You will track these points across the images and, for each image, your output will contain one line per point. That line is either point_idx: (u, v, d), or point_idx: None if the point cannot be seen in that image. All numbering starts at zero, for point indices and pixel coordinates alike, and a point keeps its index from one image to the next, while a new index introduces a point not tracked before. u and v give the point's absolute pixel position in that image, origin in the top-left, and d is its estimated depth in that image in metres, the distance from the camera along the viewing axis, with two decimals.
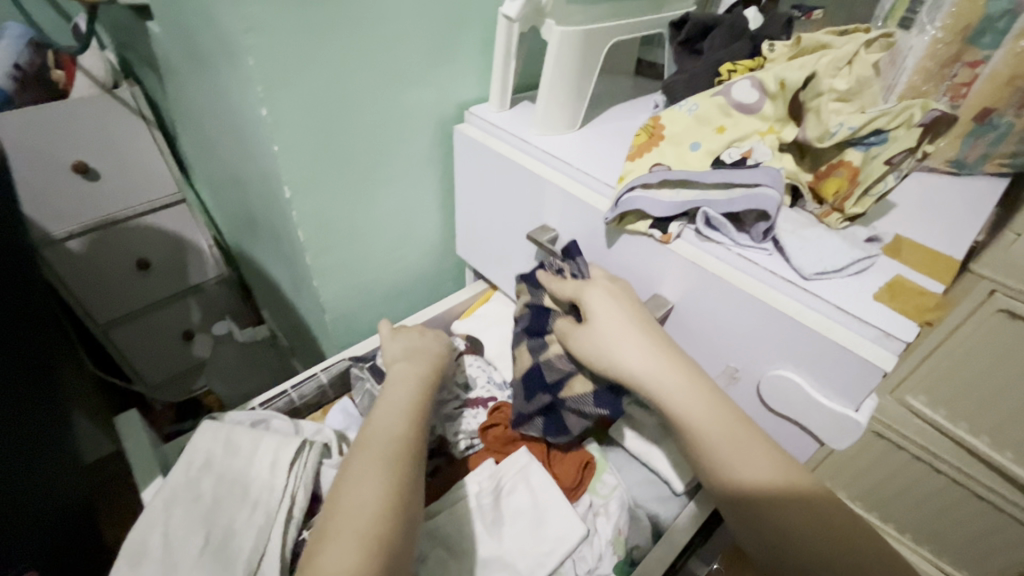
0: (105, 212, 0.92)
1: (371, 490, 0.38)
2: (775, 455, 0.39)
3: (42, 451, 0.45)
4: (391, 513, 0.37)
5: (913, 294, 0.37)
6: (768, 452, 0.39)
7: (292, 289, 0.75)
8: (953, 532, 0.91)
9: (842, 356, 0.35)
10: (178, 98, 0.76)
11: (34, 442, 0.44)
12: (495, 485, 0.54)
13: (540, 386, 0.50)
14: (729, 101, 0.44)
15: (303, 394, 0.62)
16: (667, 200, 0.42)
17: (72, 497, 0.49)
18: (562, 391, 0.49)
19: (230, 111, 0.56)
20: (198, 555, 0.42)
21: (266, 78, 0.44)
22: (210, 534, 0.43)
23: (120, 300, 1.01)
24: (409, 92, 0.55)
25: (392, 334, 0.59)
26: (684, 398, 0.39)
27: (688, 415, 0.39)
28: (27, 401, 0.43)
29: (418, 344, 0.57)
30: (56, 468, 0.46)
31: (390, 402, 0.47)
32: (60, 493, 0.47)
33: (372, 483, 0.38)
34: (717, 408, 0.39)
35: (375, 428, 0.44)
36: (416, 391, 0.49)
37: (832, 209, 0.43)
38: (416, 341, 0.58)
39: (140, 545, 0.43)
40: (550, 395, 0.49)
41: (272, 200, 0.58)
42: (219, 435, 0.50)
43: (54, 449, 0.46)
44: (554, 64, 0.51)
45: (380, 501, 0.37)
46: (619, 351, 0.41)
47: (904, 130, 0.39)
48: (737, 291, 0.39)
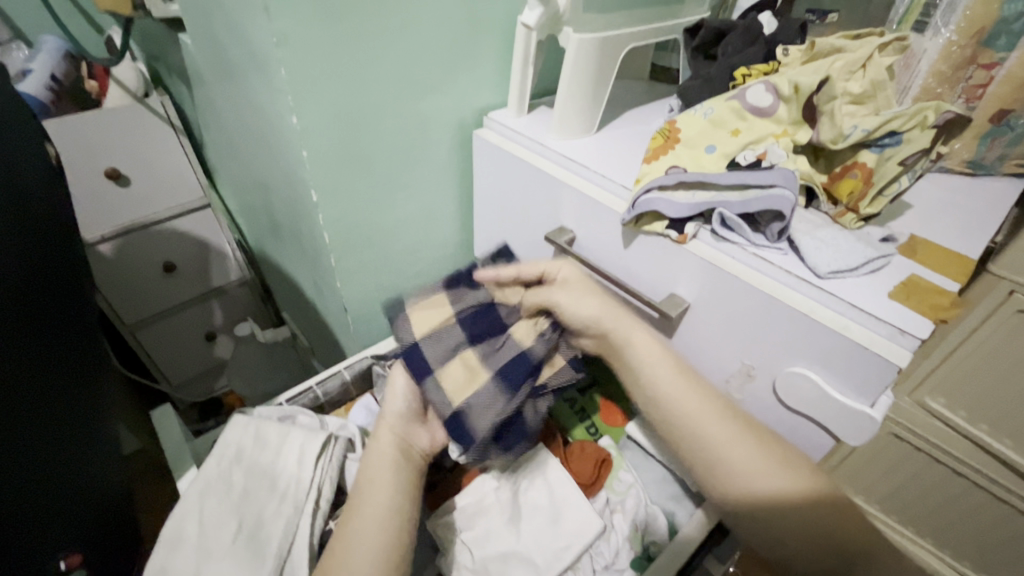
0: (134, 217, 0.96)
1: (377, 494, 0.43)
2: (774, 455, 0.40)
3: (81, 443, 0.47)
4: (390, 526, 0.41)
5: (927, 292, 0.37)
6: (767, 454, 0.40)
7: (315, 292, 0.77)
8: (974, 538, 0.89)
9: (858, 353, 0.36)
10: (205, 106, 0.79)
11: (77, 434, 0.46)
12: (512, 481, 0.55)
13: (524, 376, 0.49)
14: (744, 105, 0.44)
15: (327, 391, 0.63)
16: (682, 201, 0.43)
17: (110, 489, 0.51)
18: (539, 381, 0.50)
19: (257, 118, 0.58)
20: (232, 542, 0.44)
21: (295, 86, 0.46)
22: (242, 522, 0.46)
23: (149, 301, 1.04)
24: (430, 99, 0.57)
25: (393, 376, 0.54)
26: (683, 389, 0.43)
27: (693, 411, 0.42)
28: (65, 395, 0.45)
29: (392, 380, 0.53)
30: (95, 460, 0.48)
31: (377, 455, 0.47)
32: (99, 485, 0.49)
33: (375, 501, 0.43)
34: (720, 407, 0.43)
35: (365, 484, 0.44)
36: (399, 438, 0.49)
37: (846, 210, 0.43)
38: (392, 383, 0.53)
39: (177, 532, 0.45)
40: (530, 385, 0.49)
41: (297, 203, 0.61)
42: (249, 429, 0.52)
43: (94, 440, 0.48)
44: (571, 68, 0.52)
45: (381, 517, 0.42)
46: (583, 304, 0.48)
47: (917, 130, 0.40)
48: (753, 289, 0.40)
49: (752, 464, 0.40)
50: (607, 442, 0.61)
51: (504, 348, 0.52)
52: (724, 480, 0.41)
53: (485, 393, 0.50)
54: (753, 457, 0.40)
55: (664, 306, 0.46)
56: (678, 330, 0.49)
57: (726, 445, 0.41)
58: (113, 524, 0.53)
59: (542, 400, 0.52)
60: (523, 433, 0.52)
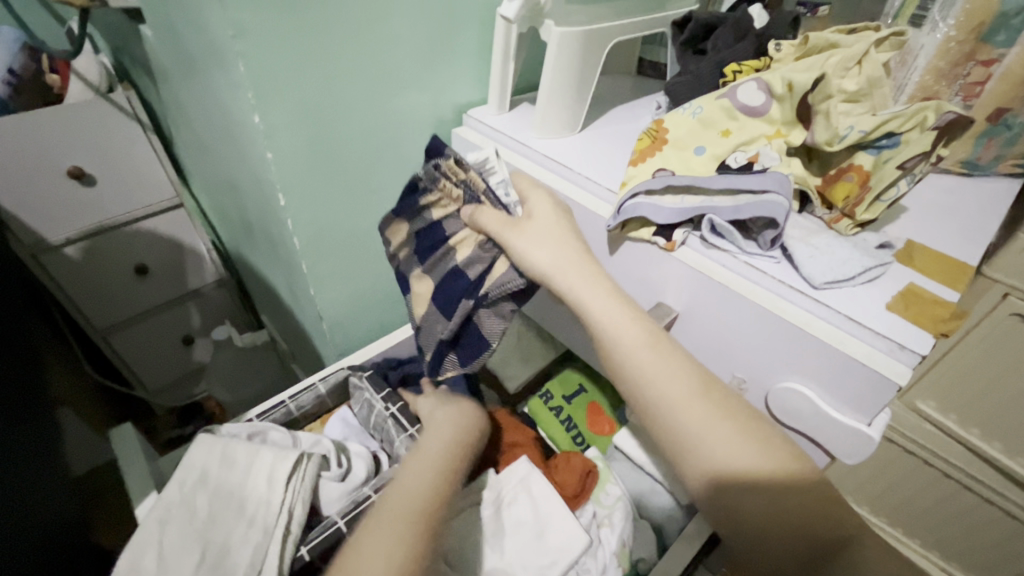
0: (95, 220, 0.91)
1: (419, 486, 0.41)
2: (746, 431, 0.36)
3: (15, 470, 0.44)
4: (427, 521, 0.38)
5: (928, 304, 0.35)
6: (737, 431, 0.36)
7: (290, 296, 0.74)
8: (964, 539, 0.89)
9: (856, 370, 0.34)
10: (171, 101, 0.75)
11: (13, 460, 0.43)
12: (496, 497, 0.53)
13: (461, 293, 0.45)
14: (735, 104, 0.42)
15: (301, 405, 0.60)
16: (671, 206, 0.40)
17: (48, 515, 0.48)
18: (483, 288, 0.45)
19: (222, 117, 0.55)
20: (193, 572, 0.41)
21: (256, 83, 0.43)
22: (205, 550, 0.43)
23: (120, 305, 1.00)
24: (404, 95, 0.54)
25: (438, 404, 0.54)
26: (657, 366, 0.38)
27: (662, 393, 0.38)
28: None
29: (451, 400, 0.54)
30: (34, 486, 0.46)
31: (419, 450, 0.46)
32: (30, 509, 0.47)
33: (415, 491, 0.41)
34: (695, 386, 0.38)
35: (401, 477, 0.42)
36: (456, 431, 0.49)
37: (842, 215, 0.41)
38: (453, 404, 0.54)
39: (133, 563, 0.42)
40: (471, 296, 0.45)
41: (267, 206, 0.57)
42: (215, 449, 0.49)
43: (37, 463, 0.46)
44: (553, 63, 0.49)
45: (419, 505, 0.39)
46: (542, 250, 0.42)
47: (916, 133, 0.38)
48: (744, 301, 0.38)
49: (729, 445, 0.36)
50: (594, 453, 0.60)
51: (449, 259, 0.47)
52: (686, 455, 0.37)
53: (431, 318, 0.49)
54: (731, 443, 0.36)
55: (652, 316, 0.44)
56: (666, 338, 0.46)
57: (701, 428, 0.36)
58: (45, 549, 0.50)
59: (501, 305, 0.46)
60: (480, 340, 0.47)
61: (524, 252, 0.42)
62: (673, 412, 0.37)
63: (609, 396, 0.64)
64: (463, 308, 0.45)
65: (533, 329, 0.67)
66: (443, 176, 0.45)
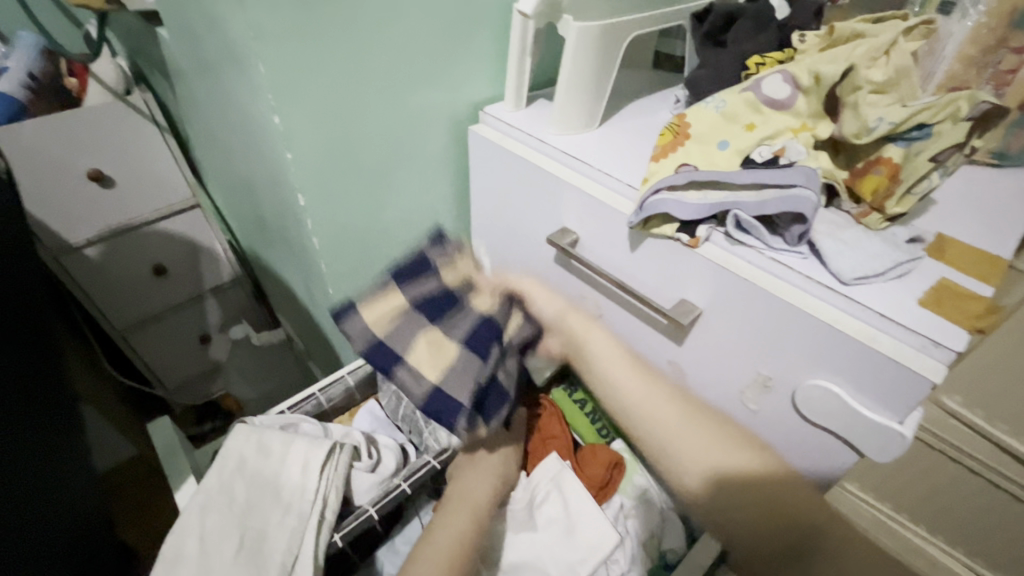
0: (122, 217, 0.92)
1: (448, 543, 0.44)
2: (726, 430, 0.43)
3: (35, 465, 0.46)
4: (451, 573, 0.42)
5: (959, 298, 0.35)
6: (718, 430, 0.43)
7: (307, 295, 0.75)
8: (990, 536, 0.88)
9: (887, 367, 0.34)
10: (187, 102, 0.75)
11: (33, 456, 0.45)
12: (530, 496, 0.54)
13: (490, 338, 0.46)
14: (759, 97, 0.41)
15: (331, 397, 0.61)
16: (695, 202, 0.40)
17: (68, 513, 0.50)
18: (507, 338, 0.48)
19: (240, 117, 0.55)
20: (233, 557, 0.42)
21: (276, 85, 0.43)
22: (244, 537, 0.43)
23: (137, 305, 1.01)
24: (422, 93, 0.53)
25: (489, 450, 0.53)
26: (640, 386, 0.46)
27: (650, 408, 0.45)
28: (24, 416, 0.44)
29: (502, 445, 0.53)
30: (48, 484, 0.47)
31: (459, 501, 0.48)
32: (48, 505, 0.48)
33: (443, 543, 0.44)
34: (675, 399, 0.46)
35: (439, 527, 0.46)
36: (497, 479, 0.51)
37: (870, 209, 0.40)
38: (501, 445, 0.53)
39: (175, 550, 0.43)
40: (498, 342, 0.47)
41: (286, 207, 0.58)
42: (251, 438, 0.49)
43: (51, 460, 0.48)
44: (571, 58, 0.49)
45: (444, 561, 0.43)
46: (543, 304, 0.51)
47: (949, 124, 0.37)
48: (770, 296, 0.38)
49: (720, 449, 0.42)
50: (621, 445, 0.59)
51: (460, 321, 0.48)
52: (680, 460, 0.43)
53: (458, 364, 0.46)
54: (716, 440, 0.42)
55: (675, 313, 0.43)
56: (689, 336, 0.46)
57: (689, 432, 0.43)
58: (56, 551, 0.50)
59: (509, 362, 0.48)
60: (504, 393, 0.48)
61: (538, 304, 0.51)
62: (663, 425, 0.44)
63: None
64: (495, 352, 0.46)
65: None
66: (446, 245, 0.50)
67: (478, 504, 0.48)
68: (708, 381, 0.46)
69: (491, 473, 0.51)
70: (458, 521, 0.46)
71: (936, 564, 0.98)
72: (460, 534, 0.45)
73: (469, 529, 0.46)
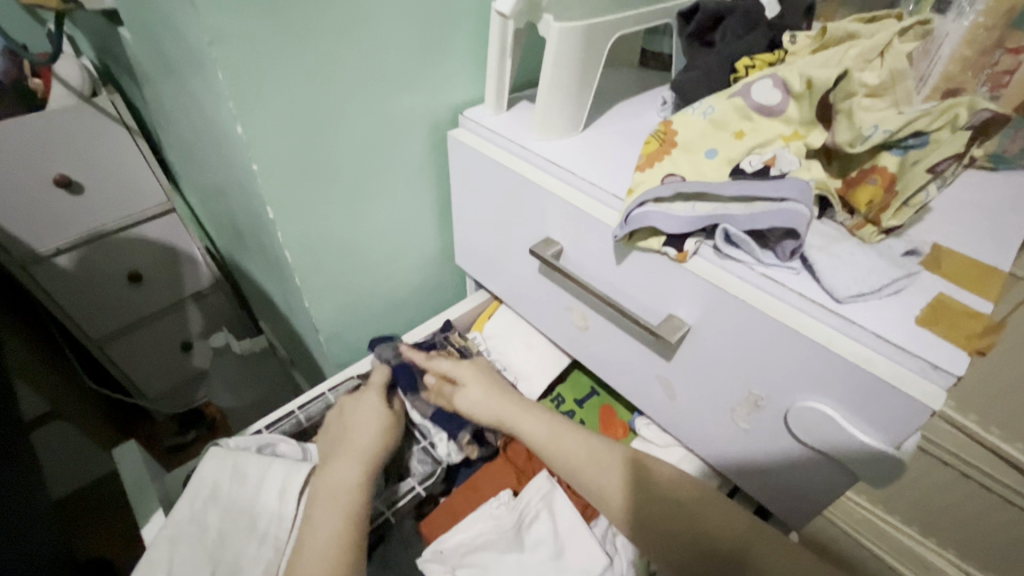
0: (94, 225, 0.89)
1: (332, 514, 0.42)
2: (589, 441, 0.50)
3: None
4: (340, 548, 0.40)
5: (959, 315, 0.33)
6: (583, 441, 0.50)
7: (286, 305, 0.72)
8: (981, 536, 0.89)
9: (887, 391, 0.32)
10: (155, 105, 0.72)
11: None
12: (516, 518, 0.53)
13: None
14: (748, 103, 0.39)
15: (310, 416, 0.57)
16: (681, 214, 0.38)
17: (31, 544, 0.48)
18: None
19: (207, 124, 0.52)
20: None
21: (238, 93, 0.41)
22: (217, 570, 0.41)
23: (114, 314, 0.98)
24: (396, 97, 0.51)
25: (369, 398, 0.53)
26: (478, 399, 0.54)
27: (515, 420, 0.52)
28: None
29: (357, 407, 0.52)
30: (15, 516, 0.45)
31: (325, 505, 0.43)
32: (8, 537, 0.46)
33: (328, 522, 0.42)
34: (554, 423, 0.51)
35: (317, 503, 0.43)
36: (373, 436, 0.49)
37: (866, 221, 0.38)
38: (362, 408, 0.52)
39: None
40: None
41: (258, 217, 0.55)
42: (226, 463, 0.47)
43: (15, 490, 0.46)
44: (553, 61, 0.47)
45: (331, 538, 0.41)
46: (467, 391, 0.55)
47: (948, 131, 0.36)
48: (762, 315, 0.36)
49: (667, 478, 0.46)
50: None
51: None
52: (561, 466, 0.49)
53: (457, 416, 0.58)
54: (580, 446, 0.49)
55: (663, 329, 0.41)
56: (678, 352, 0.44)
57: (562, 446, 0.49)
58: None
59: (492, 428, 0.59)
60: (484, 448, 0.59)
61: (465, 394, 0.55)
62: (532, 435, 0.51)
63: (623, 403, 0.63)
64: None
65: (538, 337, 0.65)
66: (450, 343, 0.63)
67: (347, 498, 0.43)
68: (696, 397, 0.45)
69: (352, 459, 0.46)
70: (330, 525, 0.41)
71: (928, 564, 0.99)
72: (333, 537, 0.41)
73: (342, 529, 0.41)
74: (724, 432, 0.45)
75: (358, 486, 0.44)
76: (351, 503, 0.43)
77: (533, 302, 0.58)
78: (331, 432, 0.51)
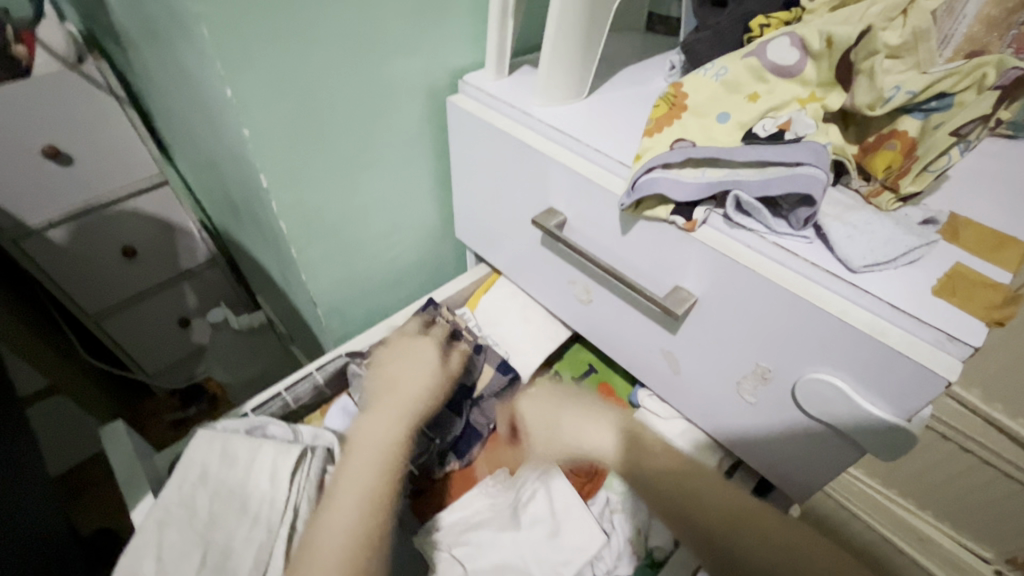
0: (83, 199, 0.86)
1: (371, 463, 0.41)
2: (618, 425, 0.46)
3: None
4: (376, 499, 0.39)
5: (979, 286, 0.32)
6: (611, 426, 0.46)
7: (282, 279, 0.71)
8: (978, 511, 0.91)
9: (900, 363, 0.31)
10: (144, 74, 0.70)
11: None
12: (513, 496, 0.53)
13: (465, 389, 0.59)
14: (763, 63, 0.37)
15: (297, 395, 0.57)
16: (693, 181, 0.36)
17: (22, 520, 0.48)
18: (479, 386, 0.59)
19: (196, 91, 0.50)
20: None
21: (225, 51, 0.38)
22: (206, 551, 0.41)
23: (108, 290, 0.97)
24: (392, 61, 0.49)
25: (422, 349, 0.53)
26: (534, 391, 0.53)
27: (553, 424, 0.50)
28: None
29: (411, 358, 0.52)
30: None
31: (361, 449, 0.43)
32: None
33: (365, 470, 0.41)
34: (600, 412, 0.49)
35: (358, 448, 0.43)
36: (422, 391, 0.48)
37: (883, 188, 0.37)
38: (416, 359, 0.52)
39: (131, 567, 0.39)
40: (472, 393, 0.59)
41: (250, 186, 0.53)
42: (215, 446, 0.47)
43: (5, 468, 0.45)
44: (557, 21, 0.44)
45: (368, 485, 0.40)
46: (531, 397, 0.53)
47: (973, 93, 0.34)
48: (773, 287, 0.35)
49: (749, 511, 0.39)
50: None
51: None
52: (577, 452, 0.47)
53: None
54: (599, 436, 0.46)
55: (669, 302, 0.40)
56: (683, 325, 0.43)
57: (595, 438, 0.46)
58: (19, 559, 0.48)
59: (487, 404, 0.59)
60: (475, 434, 0.59)
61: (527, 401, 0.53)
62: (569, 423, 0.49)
63: (622, 376, 0.62)
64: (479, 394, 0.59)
65: (537, 311, 0.64)
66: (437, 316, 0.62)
67: (388, 448, 0.43)
68: (702, 371, 0.44)
69: (396, 410, 0.46)
70: (367, 471, 0.41)
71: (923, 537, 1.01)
72: (367, 487, 0.39)
73: (379, 469, 0.41)
74: (727, 404, 0.44)
75: (397, 435, 0.44)
76: (393, 454, 0.42)
77: (534, 273, 0.57)
78: (380, 378, 0.51)
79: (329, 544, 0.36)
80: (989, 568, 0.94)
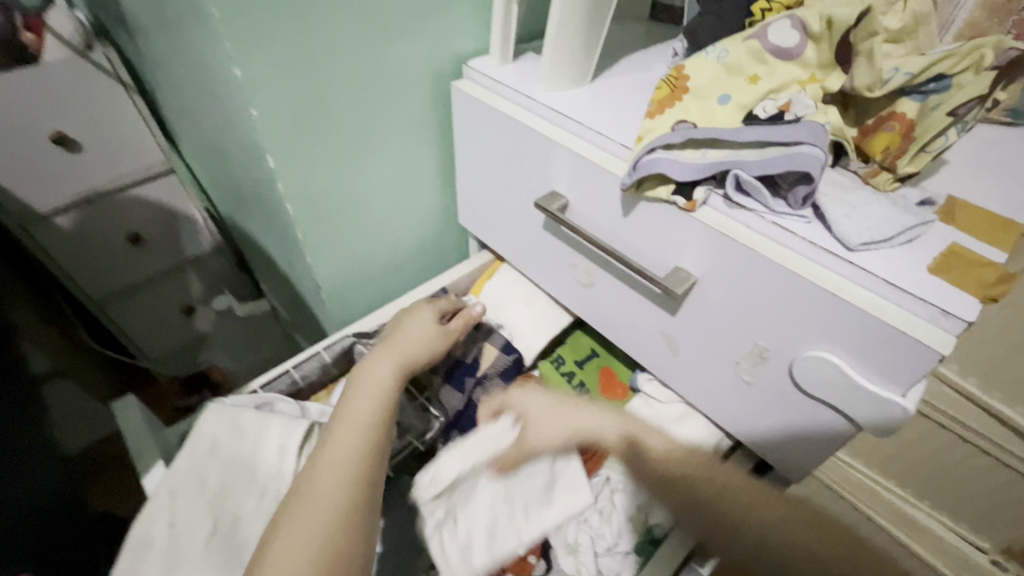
0: (90, 186, 0.87)
1: (355, 428, 0.40)
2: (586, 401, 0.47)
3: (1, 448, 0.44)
4: (357, 463, 0.37)
5: (973, 264, 0.32)
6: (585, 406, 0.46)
7: (287, 264, 0.72)
8: (974, 499, 0.92)
9: (895, 338, 0.32)
10: (152, 60, 0.70)
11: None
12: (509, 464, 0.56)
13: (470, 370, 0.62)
14: (765, 46, 0.38)
15: (305, 374, 0.58)
16: (693, 161, 0.37)
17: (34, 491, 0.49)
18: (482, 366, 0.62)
19: (204, 74, 0.51)
20: (204, 546, 0.40)
21: (235, 31, 0.39)
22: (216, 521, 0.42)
23: (114, 276, 0.98)
24: (397, 46, 0.49)
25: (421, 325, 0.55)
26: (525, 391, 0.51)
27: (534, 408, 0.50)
28: None
29: (403, 334, 0.53)
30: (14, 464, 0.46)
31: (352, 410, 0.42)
32: (4, 488, 0.45)
33: (350, 435, 0.39)
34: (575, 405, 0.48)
35: (342, 414, 0.42)
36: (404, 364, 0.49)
37: (880, 169, 0.38)
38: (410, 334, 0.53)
39: (144, 535, 0.40)
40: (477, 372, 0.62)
41: (257, 169, 0.54)
42: (225, 419, 0.47)
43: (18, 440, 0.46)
44: (561, 5, 0.45)
45: (351, 448, 0.38)
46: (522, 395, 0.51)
47: (970, 74, 0.35)
48: (772, 265, 0.35)
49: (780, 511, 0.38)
50: None
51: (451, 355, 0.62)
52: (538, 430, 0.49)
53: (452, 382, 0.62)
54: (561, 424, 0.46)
55: (669, 281, 0.41)
56: (683, 306, 0.44)
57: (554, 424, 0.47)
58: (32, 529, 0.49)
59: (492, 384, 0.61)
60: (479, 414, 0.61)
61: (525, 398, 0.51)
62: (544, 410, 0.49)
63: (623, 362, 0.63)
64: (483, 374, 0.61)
65: (538, 296, 0.64)
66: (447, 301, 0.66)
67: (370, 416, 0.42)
68: (701, 351, 0.45)
69: (382, 379, 0.46)
70: (351, 436, 0.40)
71: (919, 526, 1.02)
72: (352, 450, 0.38)
73: (368, 430, 0.41)
74: (724, 384, 0.45)
75: (385, 399, 0.44)
76: (376, 419, 0.42)
77: (536, 258, 0.58)
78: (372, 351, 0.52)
79: (311, 506, 0.34)
80: (984, 556, 0.95)
